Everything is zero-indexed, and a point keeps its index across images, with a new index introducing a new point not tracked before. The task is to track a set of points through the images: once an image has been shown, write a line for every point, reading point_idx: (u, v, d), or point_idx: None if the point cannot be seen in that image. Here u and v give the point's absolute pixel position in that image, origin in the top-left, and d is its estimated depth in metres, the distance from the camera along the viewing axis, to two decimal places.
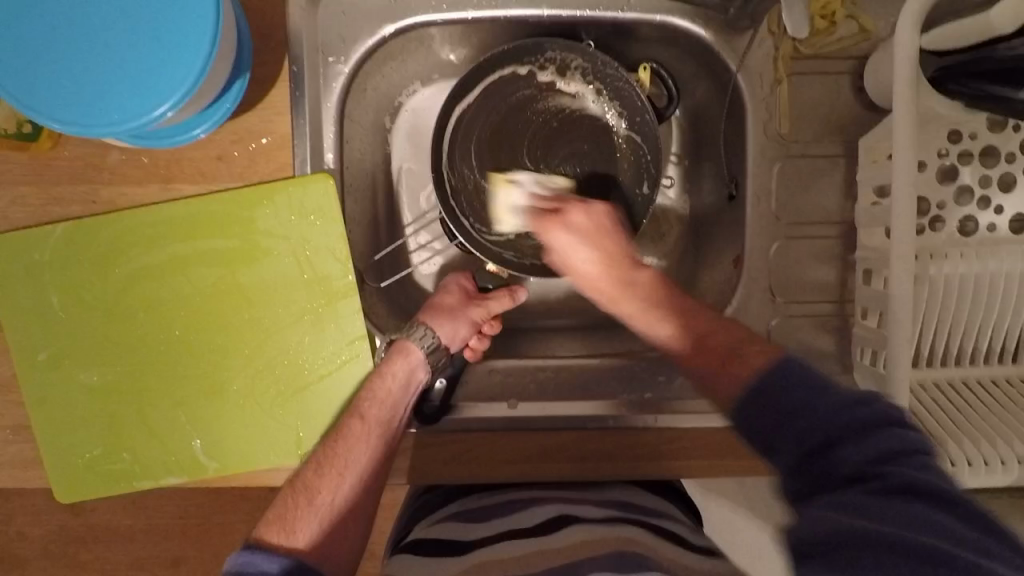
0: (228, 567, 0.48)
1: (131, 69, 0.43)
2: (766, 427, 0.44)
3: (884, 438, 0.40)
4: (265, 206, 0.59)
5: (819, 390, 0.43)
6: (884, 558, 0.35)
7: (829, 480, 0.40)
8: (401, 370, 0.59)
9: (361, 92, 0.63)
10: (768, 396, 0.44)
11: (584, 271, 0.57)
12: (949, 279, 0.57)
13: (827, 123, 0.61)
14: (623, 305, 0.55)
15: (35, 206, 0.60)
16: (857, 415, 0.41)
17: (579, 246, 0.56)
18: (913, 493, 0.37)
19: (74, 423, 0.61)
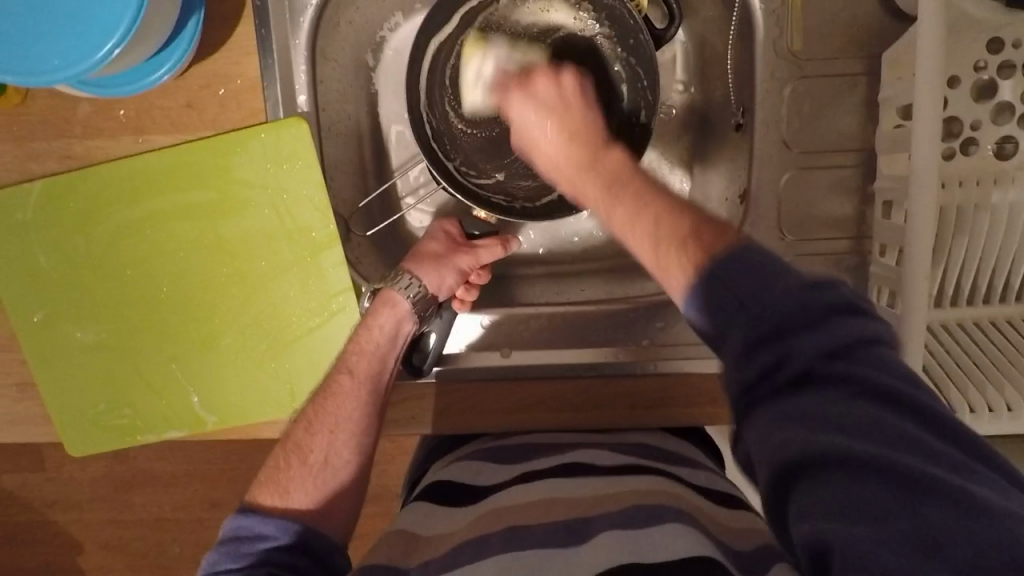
0: (223, 533, 0.47)
1: (74, 10, 0.41)
2: (717, 307, 0.36)
3: (831, 328, 0.34)
4: (240, 155, 0.57)
5: (769, 275, 0.35)
6: (858, 479, 0.30)
7: (775, 381, 0.34)
8: (387, 322, 0.57)
9: (334, 27, 0.59)
10: (728, 277, 0.36)
11: (550, 147, 0.51)
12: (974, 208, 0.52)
13: (847, 37, 0.55)
14: (587, 189, 0.48)
15: (11, 164, 0.58)
16: (810, 299, 0.34)
17: (542, 110, 0.52)
18: (874, 391, 0.32)
19: (74, 380, 0.62)
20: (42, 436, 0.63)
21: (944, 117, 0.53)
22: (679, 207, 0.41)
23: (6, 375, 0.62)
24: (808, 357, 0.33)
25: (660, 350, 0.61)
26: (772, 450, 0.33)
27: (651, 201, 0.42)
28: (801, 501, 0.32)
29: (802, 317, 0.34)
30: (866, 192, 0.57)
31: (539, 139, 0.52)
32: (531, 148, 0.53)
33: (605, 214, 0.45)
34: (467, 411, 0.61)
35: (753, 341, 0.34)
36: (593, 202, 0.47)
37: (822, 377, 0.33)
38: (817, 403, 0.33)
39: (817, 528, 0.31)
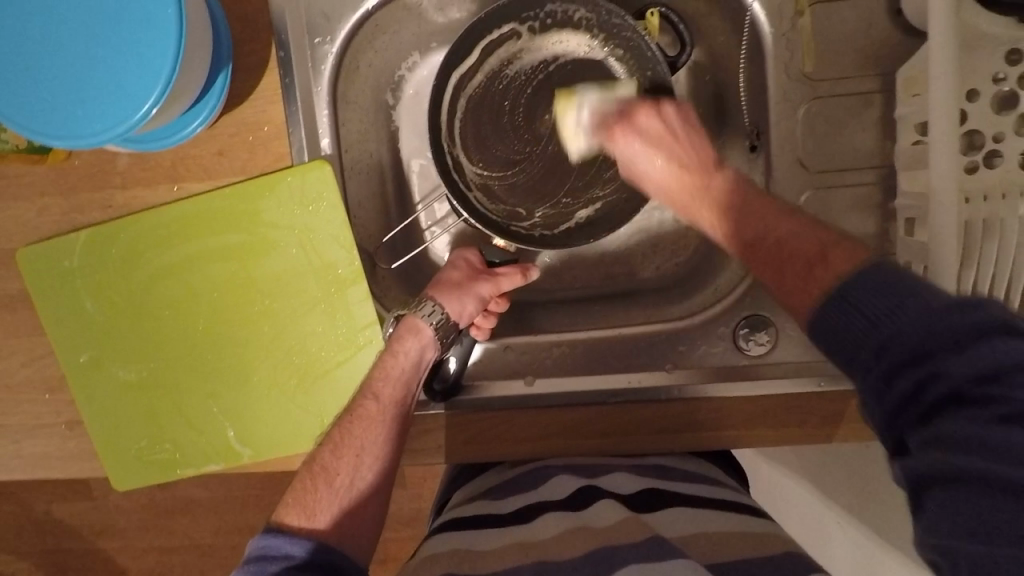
0: (250, 551, 0.46)
1: (114, 75, 0.44)
2: (842, 331, 0.39)
3: (986, 351, 0.33)
4: (268, 197, 0.59)
5: (903, 297, 0.37)
6: (980, 498, 0.32)
7: (920, 405, 0.35)
8: (412, 349, 0.58)
9: (354, 71, 0.61)
10: (850, 301, 0.39)
11: (657, 175, 0.53)
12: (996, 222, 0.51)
13: (859, 55, 0.55)
14: (700, 214, 0.51)
15: (58, 216, 0.62)
16: (950, 322, 0.35)
17: (642, 150, 0.53)
18: (1011, 411, 0.32)
19: (119, 417, 0.64)
20: (92, 471, 0.66)
21: (964, 131, 0.53)
22: (798, 216, 0.46)
23: (58, 415, 0.66)
24: (949, 382, 0.34)
25: (686, 373, 0.60)
26: (913, 472, 0.35)
27: (787, 220, 0.46)
28: (929, 521, 0.34)
29: (952, 336, 0.34)
30: (888, 207, 0.57)
31: (653, 171, 0.53)
32: (643, 181, 0.55)
33: (695, 220, 0.52)
34: (494, 437, 0.62)
35: (894, 366, 0.36)
36: (699, 221, 0.51)
37: (963, 398, 0.34)
38: (963, 419, 0.34)
39: (944, 541, 0.33)
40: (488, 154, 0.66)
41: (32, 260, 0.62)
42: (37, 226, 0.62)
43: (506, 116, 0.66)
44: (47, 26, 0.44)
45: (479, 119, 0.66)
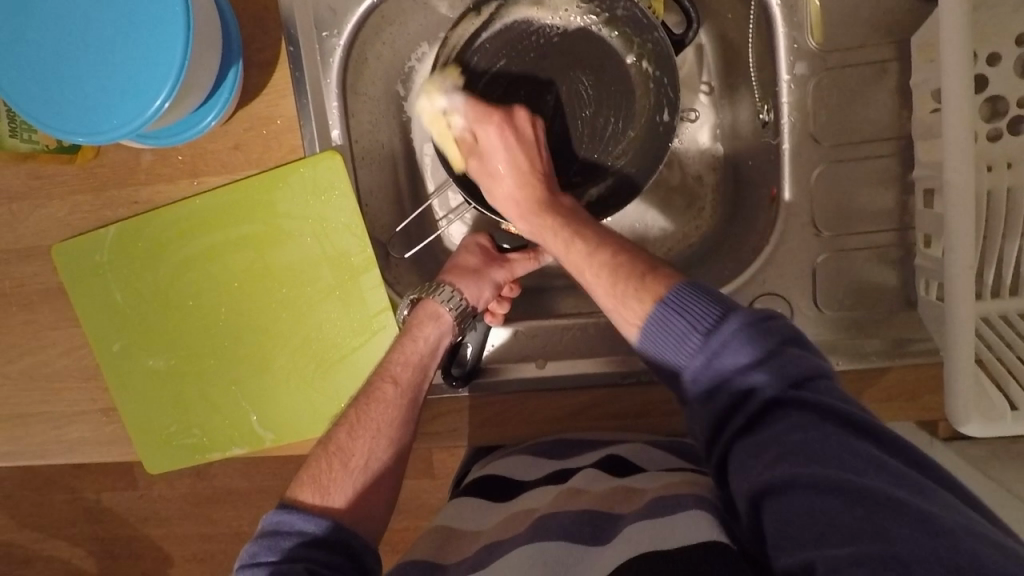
0: (263, 525, 0.48)
1: (128, 72, 0.46)
2: (670, 347, 0.44)
3: (785, 360, 0.41)
4: (281, 189, 0.61)
5: (725, 313, 0.43)
6: (828, 502, 0.34)
7: (747, 408, 0.40)
8: (432, 334, 0.59)
9: (362, 63, 0.62)
10: (675, 309, 0.45)
11: (505, 179, 0.59)
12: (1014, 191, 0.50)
13: (873, 23, 0.53)
14: (552, 233, 0.56)
15: (89, 213, 0.65)
16: (760, 333, 0.42)
17: (501, 151, 0.58)
18: (817, 414, 0.38)
19: (148, 403, 0.67)
20: (126, 455, 0.70)
21: (985, 98, 0.51)
22: (614, 237, 0.54)
23: (94, 402, 0.69)
24: (767, 387, 0.40)
25: None
26: (751, 480, 0.38)
27: (608, 241, 0.53)
28: (767, 525, 0.36)
29: (762, 346, 0.41)
30: (907, 181, 0.55)
31: (500, 169, 0.59)
32: (485, 178, 0.60)
33: (566, 255, 0.55)
34: (508, 420, 0.63)
35: (719, 376, 0.42)
36: (557, 250, 0.56)
37: (778, 407, 0.39)
38: (784, 425, 0.38)
39: (803, 554, 0.33)
40: None
41: (65, 255, 0.65)
42: (71, 223, 0.65)
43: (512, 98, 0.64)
44: (65, 29, 0.46)
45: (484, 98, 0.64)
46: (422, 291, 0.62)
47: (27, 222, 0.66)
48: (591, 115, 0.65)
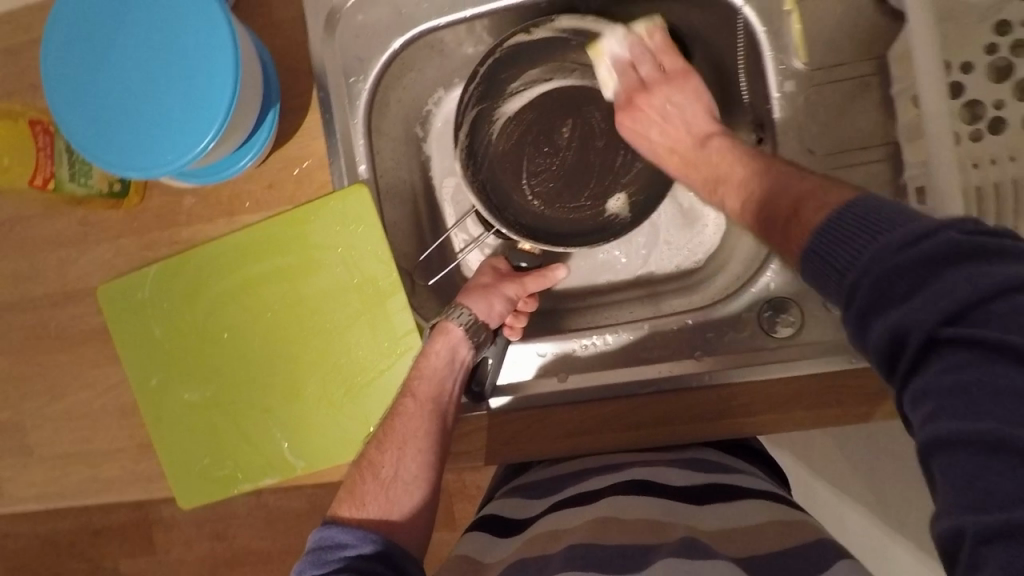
0: (310, 543, 0.50)
1: (180, 114, 0.51)
2: (825, 283, 0.39)
3: (949, 289, 0.32)
4: (313, 222, 0.65)
5: (873, 236, 0.36)
6: (991, 462, 0.29)
7: (904, 357, 0.34)
8: (443, 349, 0.61)
9: (385, 105, 0.68)
10: (834, 229, 0.39)
11: (659, 143, 0.61)
12: (1002, 185, 0.53)
13: (854, 41, 0.57)
14: (692, 175, 0.57)
15: (133, 254, 0.69)
16: (909, 260, 0.34)
17: (653, 121, 0.61)
18: (989, 349, 0.31)
19: (182, 437, 0.69)
20: (158, 492, 0.71)
21: (964, 102, 0.55)
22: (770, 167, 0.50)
23: (128, 438, 0.71)
24: (934, 323, 0.32)
25: (717, 360, 0.62)
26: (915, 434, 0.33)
27: (766, 181, 0.49)
28: (935, 487, 0.31)
29: (913, 273, 0.34)
30: (900, 183, 0.58)
31: (655, 136, 0.61)
32: (652, 147, 0.62)
33: (712, 194, 0.55)
34: (531, 437, 0.64)
35: (871, 311, 0.35)
36: (699, 185, 0.57)
37: (937, 345, 0.32)
38: (949, 364, 0.32)
39: (959, 519, 0.30)
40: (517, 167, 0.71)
41: (111, 296, 0.69)
42: (116, 265, 0.70)
43: (532, 132, 0.71)
44: (127, 80, 0.52)
45: (504, 133, 0.71)
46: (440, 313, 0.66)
47: (75, 265, 0.70)
48: (603, 146, 0.70)
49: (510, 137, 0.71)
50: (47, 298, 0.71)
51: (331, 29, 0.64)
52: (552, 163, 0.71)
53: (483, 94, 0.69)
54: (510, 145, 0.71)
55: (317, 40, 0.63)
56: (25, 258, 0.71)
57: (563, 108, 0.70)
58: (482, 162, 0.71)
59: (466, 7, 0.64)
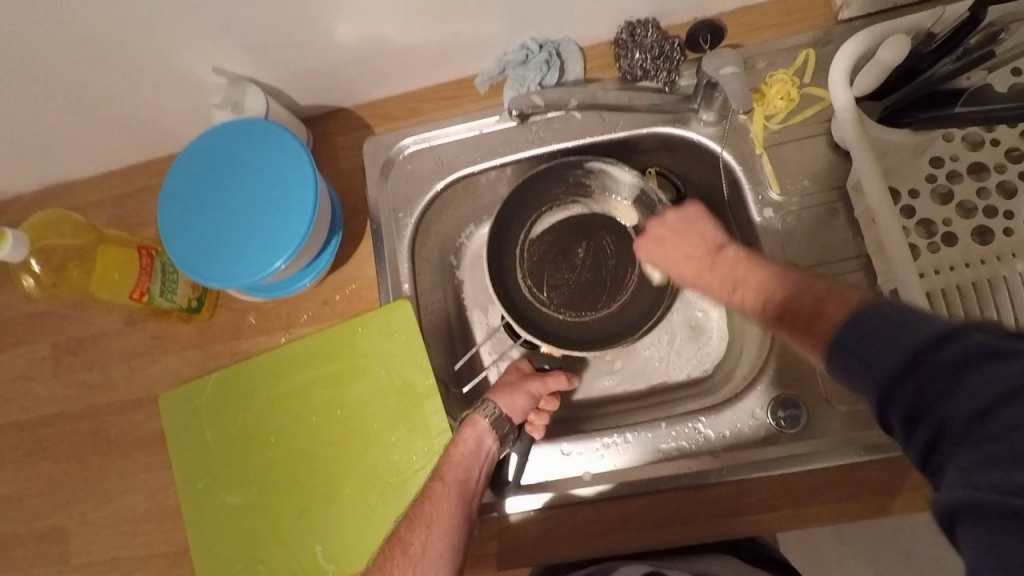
0: None
1: (263, 240, 0.63)
2: (851, 369, 0.41)
3: (989, 379, 0.36)
4: (361, 332, 0.74)
5: (899, 340, 0.39)
6: None
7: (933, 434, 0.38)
8: (471, 439, 0.66)
9: (426, 235, 0.80)
10: (868, 328, 0.41)
11: (669, 257, 0.66)
12: (963, 288, 0.62)
13: (818, 176, 0.69)
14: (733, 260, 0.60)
15: (197, 364, 0.78)
16: (946, 360, 0.37)
17: (672, 231, 0.67)
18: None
19: (221, 540, 0.72)
20: None
21: (918, 220, 0.65)
22: (781, 273, 0.54)
23: (167, 543, 0.74)
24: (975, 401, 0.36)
25: (732, 456, 0.65)
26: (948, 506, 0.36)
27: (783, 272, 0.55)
28: None
29: (954, 364, 0.37)
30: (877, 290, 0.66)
31: (668, 255, 0.66)
32: (651, 256, 0.68)
33: (733, 274, 0.59)
34: (557, 536, 0.67)
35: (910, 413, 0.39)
36: (716, 283, 0.60)
37: (972, 439, 0.36)
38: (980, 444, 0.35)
39: None
40: (538, 288, 0.82)
41: (170, 402, 0.76)
42: (181, 374, 0.78)
43: (552, 258, 0.82)
44: (225, 211, 0.64)
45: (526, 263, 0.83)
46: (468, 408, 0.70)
47: (143, 374, 0.78)
48: (614, 263, 0.81)
49: (531, 264, 0.82)
50: (112, 405, 0.78)
51: (385, 175, 0.77)
52: (569, 281, 0.82)
53: (503, 229, 0.81)
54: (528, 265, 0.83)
55: (373, 184, 0.77)
56: (99, 369, 0.79)
57: (571, 229, 0.82)
58: (511, 289, 0.81)
59: (497, 156, 0.77)
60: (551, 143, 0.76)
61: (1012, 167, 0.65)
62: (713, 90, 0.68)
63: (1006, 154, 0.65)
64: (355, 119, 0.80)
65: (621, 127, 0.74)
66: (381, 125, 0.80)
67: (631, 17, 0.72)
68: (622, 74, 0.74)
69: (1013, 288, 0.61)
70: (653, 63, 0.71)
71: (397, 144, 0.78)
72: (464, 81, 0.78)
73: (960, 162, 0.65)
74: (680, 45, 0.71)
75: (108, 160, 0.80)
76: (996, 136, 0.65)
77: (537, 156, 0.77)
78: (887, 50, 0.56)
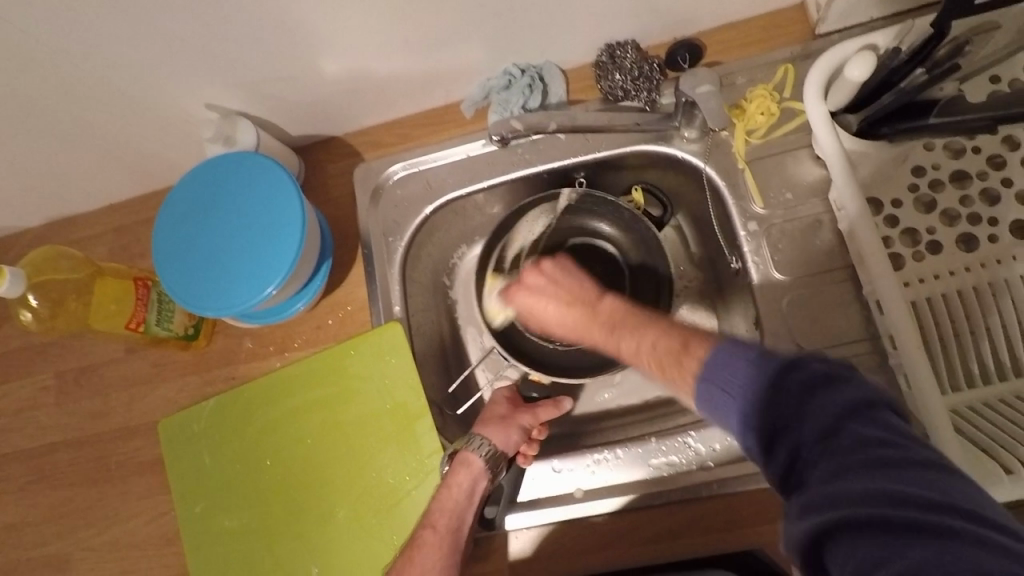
0: None
1: (253, 268, 0.64)
2: (720, 401, 0.44)
3: (826, 400, 0.40)
4: (353, 354, 0.75)
5: (757, 373, 0.43)
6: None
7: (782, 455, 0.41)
8: (465, 482, 0.66)
9: (417, 257, 0.81)
10: (714, 371, 0.45)
11: (556, 316, 0.62)
12: (948, 297, 0.62)
13: (801, 189, 0.70)
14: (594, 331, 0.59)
15: (196, 390, 0.79)
16: (796, 384, 0.41)
17: (546, 293, 0.62)
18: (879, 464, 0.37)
19: (221, 563, 0.73)
20: None
21: (902, 230, 0.65)
22: (662, 323, 0.54)
23: (168, 568, 0.75)
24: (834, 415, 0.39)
25: (724, 470, 0.65)
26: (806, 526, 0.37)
27: (654, 330, 0.53)
28: None
29: (804, 386, 0.41)
30: (863, 300, 0.66)
31: (548, 310, 0.62)
32: (541, 321, 0.64)
33: (609, 343, 0.57)
34: (551, 553, 0.68)
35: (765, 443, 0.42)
36: (603, 343, 0.58)
37: (816, 454, 0.39)
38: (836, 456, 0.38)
39: None
40: None
41: (169, 427, 0.77)
42: (180, 400, 0.79)
43: None
44: (217, 241, 0.66)
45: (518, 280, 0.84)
46: (460, 443, 0.70)
47: (143, 401, 0.80)
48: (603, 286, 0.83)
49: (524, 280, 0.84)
50: (114, 433, 0.80)
51: (375, 200, 0.79)
52: None
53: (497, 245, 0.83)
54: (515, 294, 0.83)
55: (364, 209, 0.79)
56: (100, 397, 0.81)
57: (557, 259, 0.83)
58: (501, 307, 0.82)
59: (484, 178, 0.78)
60: (536, 164, 0.77)
61: (994, 174, 0.65)
62: (693, 108, 0.69)
63: (987, 161, 0.65)
64: (345, 147, 0.82)
65: (604, 145, 0.75)
66: (371, 152, 0.81)
67: (610, 40, 0.73)
68: (604, 95, 0.75)
69: (998, 295, 0.61)
70: (633, 83, 0.72)
71: (386, 170, 0.79)
72: (450, 106, 0.80)
73: (942, 171, 0.66)
74: (658, 65, 0.72)
75: (109, 193, 0.82)
76: (977, 144, 0.66)
77: (524, 177, 0.78)
78: (856, 67, 0.56)
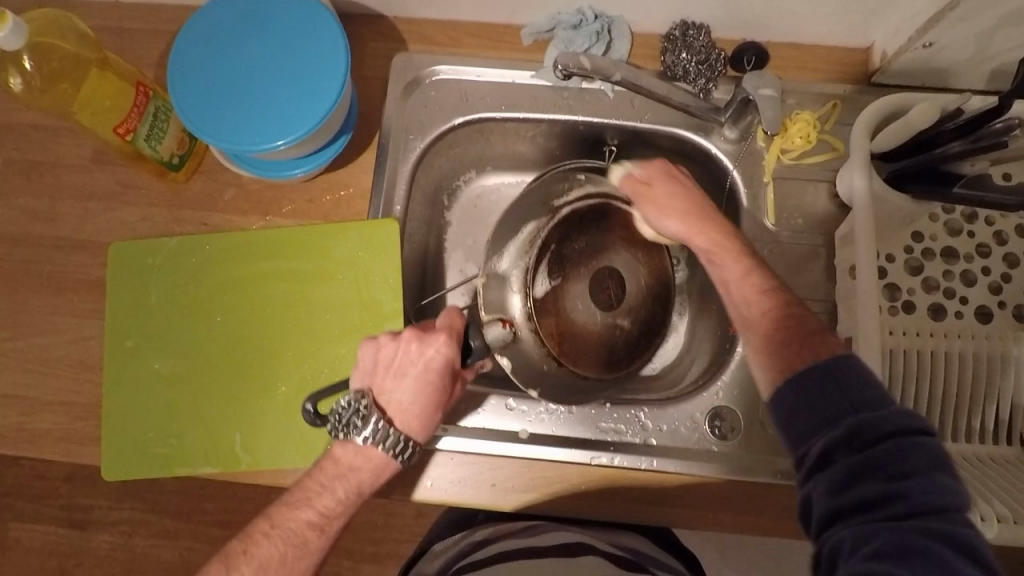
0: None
1: (266, 116, 0.60)
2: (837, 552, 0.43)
3: (926, 484, 0.42)
4: (341, 239, 0.72)
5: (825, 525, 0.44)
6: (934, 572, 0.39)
7: (839, 501, 0.44)
8: (369, 471, 0.59)
9: (429, 165, 0.79)
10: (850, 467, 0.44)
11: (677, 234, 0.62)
12: (908, 353, 0.66)
13: (811, 220, 0.73)
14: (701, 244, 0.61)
15: (159, 224, 0.74)
16: (838, 500, 0.44)
17: (664, 201, 0.63)
18: (948, 540, 0.40)
19: (138, 404, 0.69)
20: (84, 458, 0.69)
21: (887, 284, 0.70)
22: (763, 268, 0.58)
23: (76, 395, 0.70)
24: (827, 442, 0.45)
25: (664, 450, 0.69)
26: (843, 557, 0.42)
27: (770, 282, 0.57)
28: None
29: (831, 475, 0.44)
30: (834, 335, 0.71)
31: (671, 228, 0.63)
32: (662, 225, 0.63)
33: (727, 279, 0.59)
34: (477, 482, 0.68)
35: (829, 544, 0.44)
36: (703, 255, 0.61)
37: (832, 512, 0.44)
38: (848, 499, 0.43)
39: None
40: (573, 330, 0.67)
41: (121, 252, 0.72)
42: (138, 230, 0.74)
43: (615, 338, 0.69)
44: (235, 75, 0.61)
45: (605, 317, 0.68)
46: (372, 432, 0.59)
47: (97, 218, 0.74)
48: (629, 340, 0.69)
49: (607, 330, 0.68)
50: (54, 241, 0.73)
51: (407, 94, 0.76)
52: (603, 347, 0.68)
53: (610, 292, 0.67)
54: (574, 345, 0.67)
55: (394, 100, 0.76)
56: (48, 199, 0.74)
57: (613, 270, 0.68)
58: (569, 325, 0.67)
59: (522, 109, 0.76)
60: (577, 113, 0.76)
61: (978, 259, 0.70)
62: (745, 108, 0.71)
63: (976, 246, 0.71)
64: (391, 31, 0.78)
65: (648, 119, 0.76)
66: (417, 45, 0.78)
67: (687, 17, 0.73)
68: (663, 69, 0.75)
69: (948, 364, 0.67)
70: (696, 66, 0.73)
71: (428, 67, 0.76)
72: (510, 27, 0.78)
73: (937, 243, 0.71)
74: (724, 59, 0.73)
75: None
76: (974, 229, 0.71)
77: (560, 122, 0.77)
78: (919, 110, 0.63)
